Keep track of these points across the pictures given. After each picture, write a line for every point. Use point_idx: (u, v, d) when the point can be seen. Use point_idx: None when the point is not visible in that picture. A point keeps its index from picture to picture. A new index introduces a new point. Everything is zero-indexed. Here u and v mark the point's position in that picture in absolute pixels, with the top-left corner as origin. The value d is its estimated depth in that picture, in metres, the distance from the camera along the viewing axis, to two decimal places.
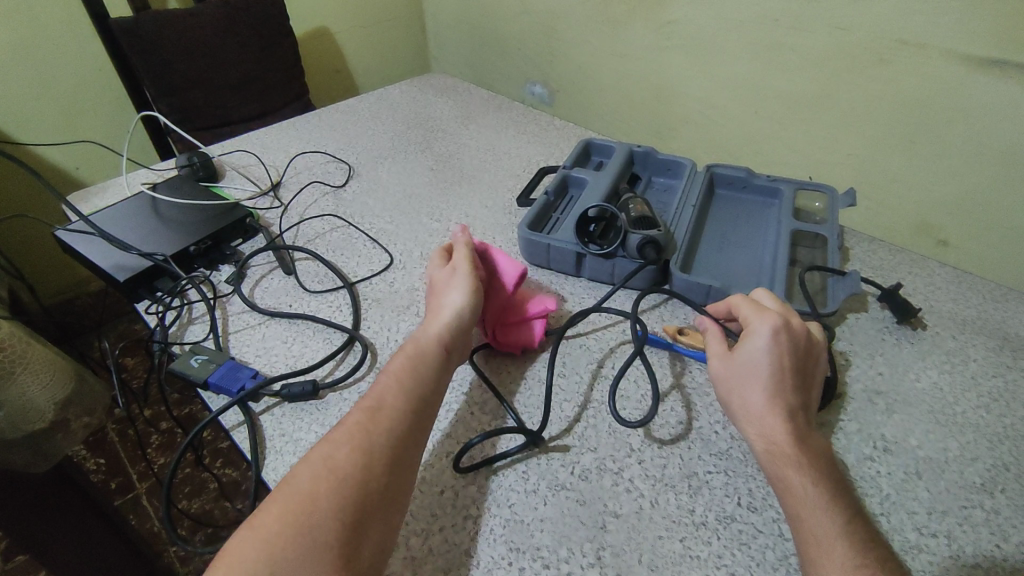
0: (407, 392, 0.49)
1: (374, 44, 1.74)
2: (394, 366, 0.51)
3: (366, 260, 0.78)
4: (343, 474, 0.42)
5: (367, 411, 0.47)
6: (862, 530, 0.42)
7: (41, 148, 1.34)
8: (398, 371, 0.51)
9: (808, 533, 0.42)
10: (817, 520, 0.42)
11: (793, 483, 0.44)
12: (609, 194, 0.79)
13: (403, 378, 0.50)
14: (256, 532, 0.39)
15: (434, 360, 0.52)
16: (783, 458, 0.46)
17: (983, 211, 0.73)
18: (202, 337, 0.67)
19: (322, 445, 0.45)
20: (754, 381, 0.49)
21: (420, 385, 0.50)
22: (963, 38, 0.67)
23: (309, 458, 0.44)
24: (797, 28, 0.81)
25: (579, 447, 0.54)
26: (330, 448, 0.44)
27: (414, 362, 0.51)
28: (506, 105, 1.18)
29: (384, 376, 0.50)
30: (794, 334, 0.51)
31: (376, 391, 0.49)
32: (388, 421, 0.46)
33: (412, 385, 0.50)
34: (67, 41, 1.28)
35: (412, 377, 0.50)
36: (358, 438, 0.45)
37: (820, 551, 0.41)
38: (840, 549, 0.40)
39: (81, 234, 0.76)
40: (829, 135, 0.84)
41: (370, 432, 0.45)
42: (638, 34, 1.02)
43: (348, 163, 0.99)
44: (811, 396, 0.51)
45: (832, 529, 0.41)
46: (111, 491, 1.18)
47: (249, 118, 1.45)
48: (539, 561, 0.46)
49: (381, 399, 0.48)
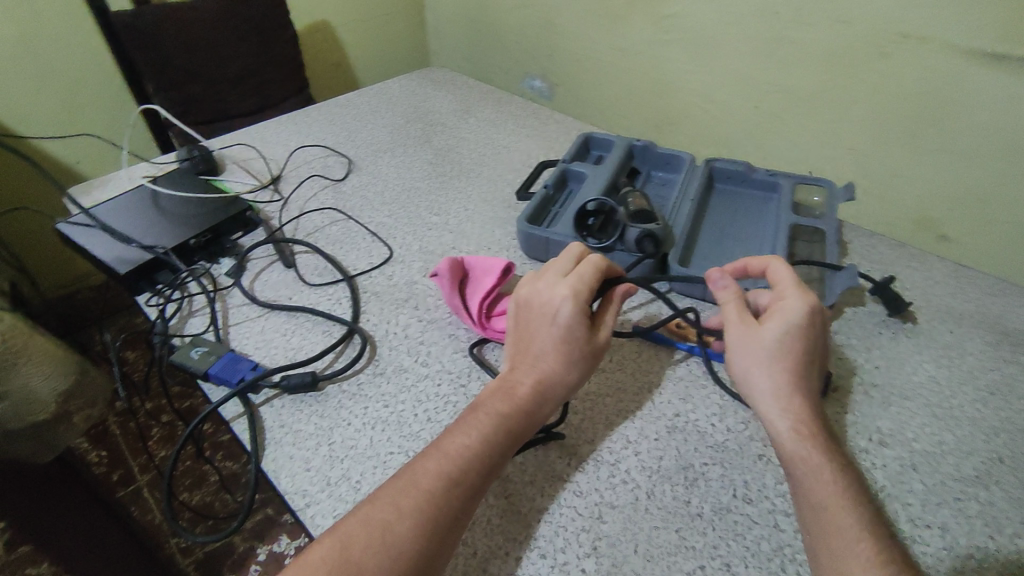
0: (487, 464, 0.46)
1: (374, 38, 1.74)
2: (481, 424, 0.48)
3: (366, 254, 0.78)
4: (399, 550, 0.40)
5: (445, 480, 0.44)
6: (885, 528, 0.42)
7: (42, 142, 1.34)
8: (487, 434, 0.47)
9: (839, 526, 0.42)
10: (848, 514, 0.42)
11: (821, 476, 0.44)
12: (608, 188, 0.79)
13: (486, 447, 0.47)
14: None
15: (537, 423, 0.51)
16: (811, 451, 0.46)
17: (980, 206, 0.73)
18: (203, 329, 0.67)
19: (386, 506, 0.43)
20: (766, 361, 0.49)
21: (506, 452, 0.48)
22: (963, 32, 0.67)
23: (366, 517, 0.42)
24: (797, 22, 0.80)
25: (577, 438, 0.54)
26: (391, 513, 0.42)
27: (505, 424, 0.48)
28: (506, 98, 1.18)
29: (469, 433, 0.47)
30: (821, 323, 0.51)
31: (461, 453, 0.46)
32: (460, 498, 0.44)
33: (497, 452, 0.47)
34: (68, 34, 1.27)
35: (490, 449, 0.47)
36: (427, 513, 0.42)
37: (852, 546, 0.40)
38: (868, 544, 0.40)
39: (81, 227, 0.76)
40: (828, 130, 0.84)
41: (437, 509, 0.43)
42: (638, 28, 1.02)
43: (348, 156, 0.99)
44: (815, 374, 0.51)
45: (858, 525, 0.41)
46: (112, 483, 1.18)
47: (249, 111, 1.45)
48: (535, 551, 0.46)
49: (462, 470, 0.45)
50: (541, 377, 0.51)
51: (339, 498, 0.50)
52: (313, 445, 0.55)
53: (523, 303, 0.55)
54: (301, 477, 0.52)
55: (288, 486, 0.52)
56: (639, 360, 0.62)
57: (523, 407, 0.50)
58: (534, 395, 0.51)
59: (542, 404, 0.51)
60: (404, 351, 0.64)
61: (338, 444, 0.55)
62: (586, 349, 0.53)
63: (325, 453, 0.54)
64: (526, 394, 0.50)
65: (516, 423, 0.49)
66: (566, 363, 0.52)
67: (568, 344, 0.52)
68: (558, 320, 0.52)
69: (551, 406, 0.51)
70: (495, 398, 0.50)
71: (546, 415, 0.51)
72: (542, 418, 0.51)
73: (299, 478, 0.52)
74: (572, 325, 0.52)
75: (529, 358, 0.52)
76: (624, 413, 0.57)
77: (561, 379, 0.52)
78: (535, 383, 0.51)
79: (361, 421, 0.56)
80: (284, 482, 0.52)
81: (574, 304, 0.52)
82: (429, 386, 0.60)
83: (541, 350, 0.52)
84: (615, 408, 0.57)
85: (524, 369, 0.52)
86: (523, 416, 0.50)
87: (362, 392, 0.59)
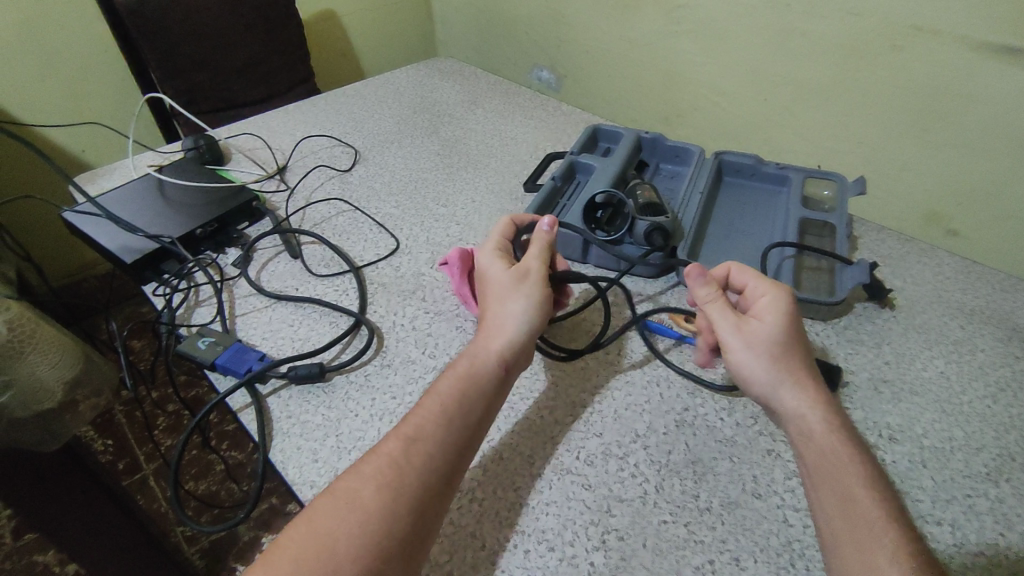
0: (451, 421, 0.46)
1: (380, 28, 1.72)
2: (442, 386, 0.48)
3: (372, 245, 0.78)
4: (372, 513, 0.40)
5: (407, 441, 0.44)
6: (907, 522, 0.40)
7: (47, 130, 1.34)
8: (448, 394, 0.47)
9: (859, 514, 0.40)
10: (866, 501, 0.41)
11: (839, 466, 0.43)
12: (617, 180, 0.78)
13: (448, 404, 0.47)
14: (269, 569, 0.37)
15: (501, 369, 0.50)
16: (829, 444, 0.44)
17: (993, 200, 0.72)
18: (209, 319, 0.67)
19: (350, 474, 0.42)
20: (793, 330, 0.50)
21: (471, 403, 0.47)
22: (978, 24, 0.66)
23: (333, 490, 0.41)
24: (808, 14, 0.79)
25: (585, 432, 0.54)
26: (357, 482, 0.42)
27: (466, 383, 0.48)
28: (514, 89, 1.17)
29: (431, 396, 0.47)
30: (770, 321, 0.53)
31: (420, 414, 0.46)
32: (425, 455, 0.43)
33: (459, 404, 0.47)
34: (73, 22, 1.27)
35: (454, 404, 0.47)
36: (392, 474, 0.42)
37: (873, 534, 0.39)
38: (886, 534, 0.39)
39: (87, 215, 0.76)
40: (838, 123, 0.83)
41: (400, 467, 0.42)
42: (647, 18, 1.01)
43: (355, 146, 0.99)
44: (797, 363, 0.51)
45: (877, 514, 0.40)
46: (118, 471, 1.19)
47: (254, 101, 1.44)
48: (543, 544, 0.46)
49: (425, 430, 0.45)
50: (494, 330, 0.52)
51: None
52: (320, 436, 0.55)
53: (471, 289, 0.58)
54: (309, 468, 0.52)
55: (296, 477, 0.52)
56: (647, 353, 0.62)
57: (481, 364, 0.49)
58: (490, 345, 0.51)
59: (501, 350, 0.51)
60: (411, 342, 0.63)
61: (346, 435, 0.54)
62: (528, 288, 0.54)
63: (332, 444, 0.54)
64: (483, 353, 0.50)
65: (478, 376, 0.49)
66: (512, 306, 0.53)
67: (503, 291, 0.53)
68: (492, 278, 0.55)
69: (513, 349, 0.51)
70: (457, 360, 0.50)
71: (511, 361, 0.51)
72: (507, 363, 0.50)
73: (306, 469, 0.52)
74: (500, 274, 0.54)
75: (483, 322, 0.53)
76: (633, 407, 0.56)
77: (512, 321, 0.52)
78: (490, 339, 0.51)
79: (368, 413, 0.56)
80: (292, 472, 0.52)
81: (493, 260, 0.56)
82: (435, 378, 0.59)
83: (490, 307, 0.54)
84: (623, 401, 0.57)
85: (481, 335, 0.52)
86: (484, 372, 0.49)
87: (369, 383, 0.59)
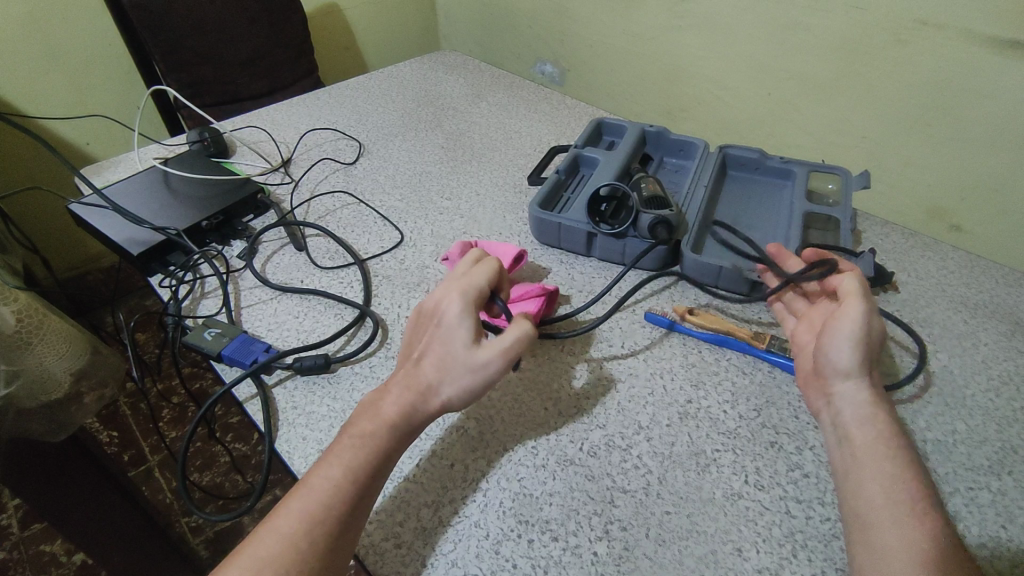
0: (353, 495, 0.44)
1: (383, 21, 1.72)
2: (343, 452, 0.45)
3: (377, 237, 0.78)
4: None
5: (305, 518, 0.42)
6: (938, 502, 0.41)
7: (51, 123, 1.34)
8: (353, 462, 0.45)
9: (871, 502, 0.42)
10: (881, 489, 0.42)
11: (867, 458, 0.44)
12: (622, 174, 0.78)
13: (348, 477, 0.44)
14: None
15: (407, 437, 0.48)
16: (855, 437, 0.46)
17: (997, 195, 0.72)
18: (215, 311, 0.67)
19: (248, 556, 0.41)
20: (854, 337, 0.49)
21: (372, 475, 0.45)
22: (982, 17, 0.66)
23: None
24: (813, 7, 0.79)
25: (588, 424, 0.54)
26: (253, 566, 0.40)
27: (372, 445, 0.46)
28: (518, 83, 1.17)
29: (331, 464, 0.45)
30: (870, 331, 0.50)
31: (323, 487, 0.43)
32: (326, 534, 0.42)
33: (362, 476, 0.44)
34: (78, 15, 1.27)
35: (356, 477, 0.44)
36: (290, 557, 0.40)
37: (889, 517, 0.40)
38: (913, 521, 0.39)
39: (93, 207, 0.76)
40: (842, 117, 0.83)
41: (298, 550, 0.40)
42: (651, 12, 1.01)
43: (359, 140, 0.99)
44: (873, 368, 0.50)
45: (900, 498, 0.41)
46: (124, 462, 1.20)
47: (259, 94, 1.45)
48: (547, 534, 0.46)
49: (325, 503, 0.43)
50: (409, 391, 0.48)
51: None
52: (326, 426, 0.55)
53: (421, 313, 0.53)
54: (314, 458, 0.53)
55: (302, 467, 0.52)
56: (650, 346, 0.62)
57: (391, 423, 0.47)
58: (403, 411, 0.47)
59: (412, 417, 0.48)
60: None
61: None
62: (462, 359, 0.48)
63: (338, 435, 0.54)
64: (394, 410, 0.47)
65: (382, 444, 0.46)
66: (439, 374, 0.48)
67: (449, 353, 0.48)
68: (441, 326, 0.50)
69: (424, 417, 0.48)
70: (359, 420, 0.48)
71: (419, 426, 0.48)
72: (413, 432, 0.48)
73: (312, 459, 0.52)
74: (452, 332, 0.49)
75: (402, 376, 0.49)
76: (637, 399, 0.57)
77: (430, 391, 0.48)
78: (403, 404, 0.48)
79: None
80: (298, 462, 0.52)
81: (455, 311, 0.50)
82: None
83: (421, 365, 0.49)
84: (627, 393, 0.57)
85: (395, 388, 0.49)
86: (390, 433, 0.47)
87: (374, 374, 0.60)
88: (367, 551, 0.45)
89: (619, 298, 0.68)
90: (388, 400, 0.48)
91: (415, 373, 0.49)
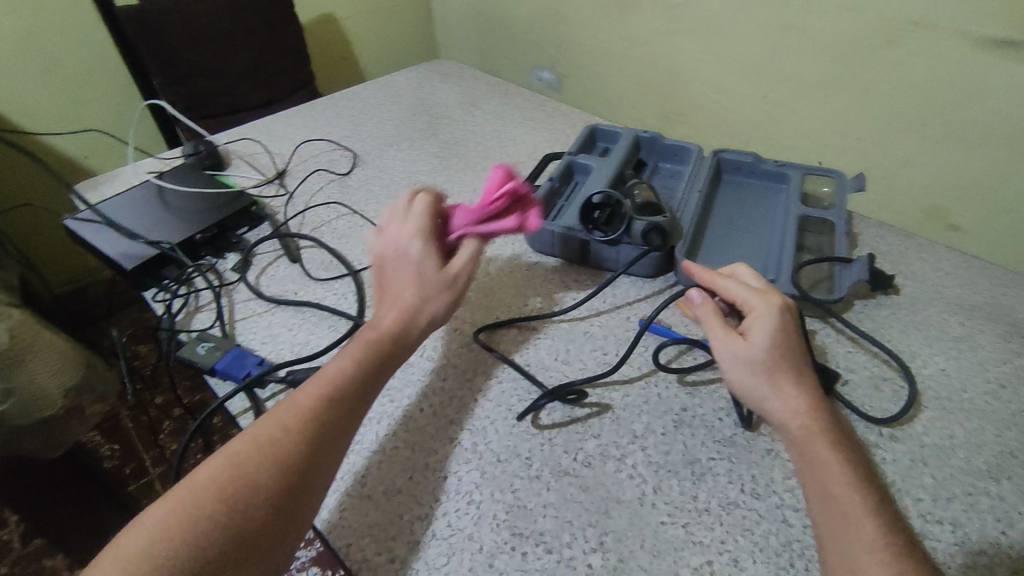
0: (361, 385, 0.48)
1: (380, 30, 1.72)
2: (357, 349, 0.49)
3: (371, 248, 0.78)
4: (240, 534, 0.38)
5: (321, 397, 0.46)
6: (892, 514, 0.40)
7: (48, 138, 1.35)
8: (361, 356, 0.49)
9: (838, 513, 0.40)
10: (847, 500, 0.41)
11: (823, 463, 0.43)
12: (615, 180, 0.78)
13: (361, 364, 0.48)
14: (190, 494, 0.39)
15: (406, 346, 0.51)
16: (811, 442, 0.44)
17: (994, 194, 0.72)
18: (209, 324, 0.67)
19: (149, 562, 0.36)
20: (758, 367, 0.47)
21: (376, 375, 0.49)
22: (978, 17, 0.65)
23: (247, 436, 0.43)
24: (807, 9, 0.79)
25: (583, 433, 0.54)
26: (275, 430, 0.43)
27: (376, 345, 0.50)
28: (513, 90, 1.17)
29: (343, 357, 0.49)
30: (780, 351, 0.48)
31: (336, 374, 0.47)
32: (340, 413, 0.46)
33: (369, 371, 0.48)
34: (73, 30, 1.28)
35: (364, 371, 0.48)
36: (306, 425, 0.44)
37: (851, 534, 0.39)
38: (875, 536, 0.39)
39: (88, 222, 0.76)
40: (838, 119, 0.82)
41: (314, 423, 0.44)
42: (646, 16, 1.01)
43: (354, 150, 0.99)
44: (802, 368, 0.48)
45: (858, 509, 0.40)
46: (125, 476, 1.20)
47: (256, 106, 1.45)
48: (541, 546, 0.46)
49: (337, 389, 0.46)
50: (406, 307, 0.52)
51: (342, 492, 0.50)
52: None
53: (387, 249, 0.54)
54: None
55: None
56: (644, 355, 0.62)
57: (388, 327, 0.51)
58: (400, 318, 0.51)
59: (410, 327, 0.52)
60: None
61: None
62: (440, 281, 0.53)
63: None
64: (388, 316, 0.52)
65: (387, 349, 0.50)
66: (427, 288, 0.53)
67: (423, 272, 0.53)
68: (415, 253, 0.54)
69: (416, 330, 0.52)
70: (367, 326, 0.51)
71: (413, 340, 0.52)
72: (408, 343, 0.52)
73: None
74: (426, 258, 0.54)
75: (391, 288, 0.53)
76: (631, 407, 0.56)
77: (422, 304, 0.52)
78: (399, 307, 0.52)
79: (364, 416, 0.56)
80: None
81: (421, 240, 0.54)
82: (434, 379, 0.59)
83: (401, 278, 0.53)
84: (622, 402, 0.57)
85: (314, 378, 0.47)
86: (390, 341, 0.50)
87: None
88: (360, 566, 0.45)
89: (614, 304, 0.68)
90: (388, 309, 0.52)
91: (406, 287, 0.53)
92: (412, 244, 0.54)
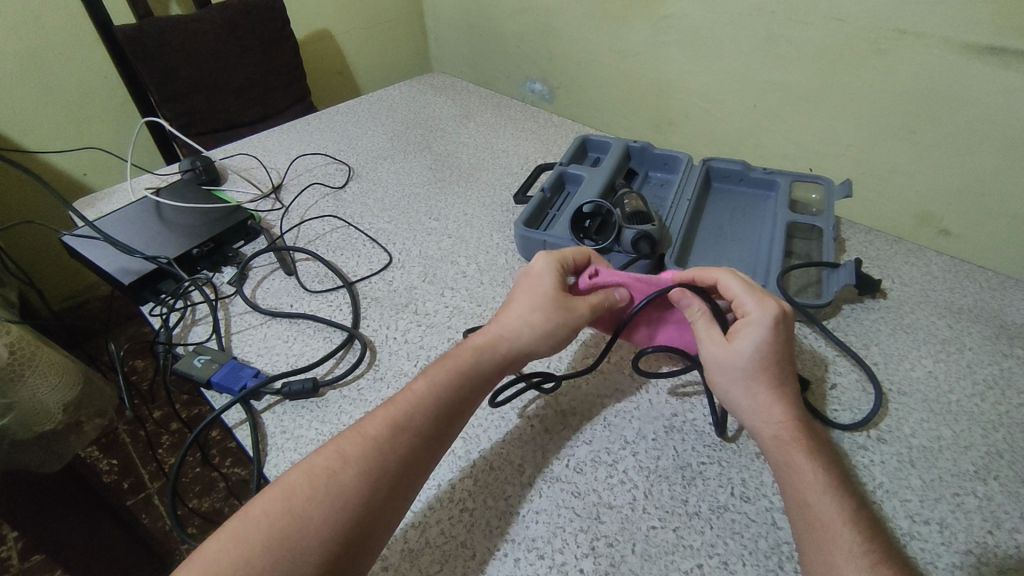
0: (436, 410, 0.48)
1: (375, 45, 1.74)
2: (435, 373, 0.50)
3: (366, 259, 0.79)
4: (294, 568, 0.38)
5: (389, 426, 0.46)
6: (870, 522, 0.41)
7: (47, 155, 1.36)
8: (437, 379, 0.49)
9: (814, 520, 0.41)
10: (823, 507, 0.41)
11: (801, 472, 0.44)
12: (605, 191, 0.79)
13: (437, 391, 0.48)
14: (242, 528, 0.40)
15: (491, 372, 0.51)
16: (789, 453, 0.45)
17: (980, 199, 0.73)
18: (205, 337, 0.68)
19: None
20: (739, 379, 0.48)
21: (454, 400, 0.49)
22: (960, 26, 0.67)
23: (310, 467, 0.43)
24: (794, 20, 0.80)
25: (575, 440, 0.55)
26: (336, 462, 0.43)
27: (456, 368, 0.50)
28: (505, 103, 1.19)
29: (419, 380, 0.49)
30: (762, 361, 0.48)
31: (410, 399, 0.48)
32: (410, 442, 0.45)
33: (445, 397, 0.48)
34: (72, 50, 1.29)
35: (440, 398, 0.48)
36: (367, 454, 0.44)
37: (826, 541, 0.40)
38: (850, 543, 0.39)
39: (86, 238, 0.77)
40: (827, 127, 0.84)
41: (379, 453, 0.44)
42: (636, 29, 1.02)
43: (349, 164, 1.00)
44: (786, 378, 0.49)
45: (834, 517, 0.41)
46: (123, 491, 1.20)
47: (252, 121, 1.47)
48: (533, 552, 0.46)
49: (407, 416, 0.46)
50: (499, 334, 0.53)
51: None
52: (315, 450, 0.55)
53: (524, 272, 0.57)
54: None
55: None
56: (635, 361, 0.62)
57: (478, 350, 0.52)
58: (488, 340, 0.53)
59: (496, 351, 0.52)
60: (404, 356, 0.64)
61: None
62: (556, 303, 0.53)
63: None
64: (481, 340, 0.53)
65: (467, 376, 0.50)
66: (531, 311, 0.53)
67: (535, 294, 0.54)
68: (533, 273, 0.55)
69: (509, 353, 0.52)
70: (456, 350, 0.52)
71: (501, 364, 0.52)
72: (491, 368, 0.52)
73: None
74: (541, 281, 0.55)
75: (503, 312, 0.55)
76: (623, 414, 0.57)
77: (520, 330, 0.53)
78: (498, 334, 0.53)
79: None
80: None
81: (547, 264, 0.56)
82: None
83: (518, 300, 0.54)
84: (615, 409, 0.57)
85: (385, 405, 0.48)
86: (468, 366, 0.51)
87: (362, 397, 0.60)
88: None
89: None
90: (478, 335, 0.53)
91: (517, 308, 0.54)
92: (544, 271, 0.55)
